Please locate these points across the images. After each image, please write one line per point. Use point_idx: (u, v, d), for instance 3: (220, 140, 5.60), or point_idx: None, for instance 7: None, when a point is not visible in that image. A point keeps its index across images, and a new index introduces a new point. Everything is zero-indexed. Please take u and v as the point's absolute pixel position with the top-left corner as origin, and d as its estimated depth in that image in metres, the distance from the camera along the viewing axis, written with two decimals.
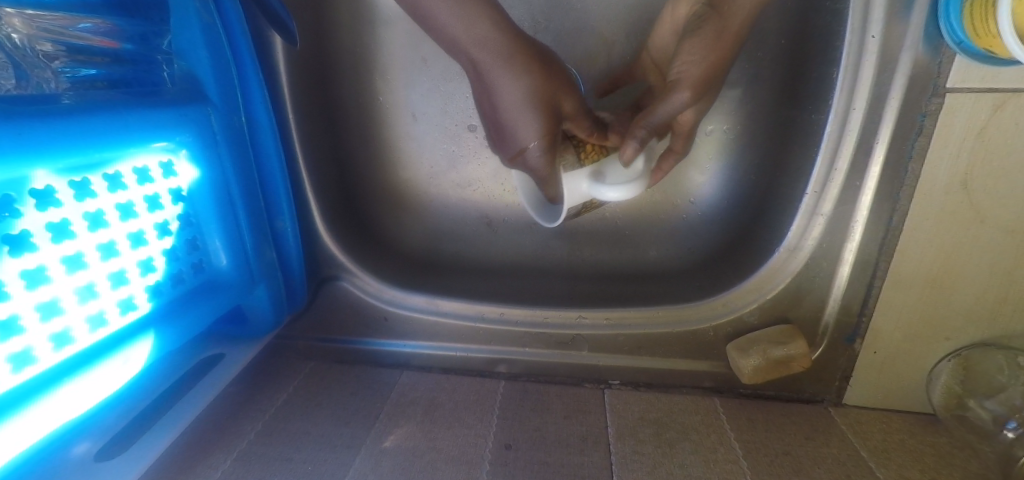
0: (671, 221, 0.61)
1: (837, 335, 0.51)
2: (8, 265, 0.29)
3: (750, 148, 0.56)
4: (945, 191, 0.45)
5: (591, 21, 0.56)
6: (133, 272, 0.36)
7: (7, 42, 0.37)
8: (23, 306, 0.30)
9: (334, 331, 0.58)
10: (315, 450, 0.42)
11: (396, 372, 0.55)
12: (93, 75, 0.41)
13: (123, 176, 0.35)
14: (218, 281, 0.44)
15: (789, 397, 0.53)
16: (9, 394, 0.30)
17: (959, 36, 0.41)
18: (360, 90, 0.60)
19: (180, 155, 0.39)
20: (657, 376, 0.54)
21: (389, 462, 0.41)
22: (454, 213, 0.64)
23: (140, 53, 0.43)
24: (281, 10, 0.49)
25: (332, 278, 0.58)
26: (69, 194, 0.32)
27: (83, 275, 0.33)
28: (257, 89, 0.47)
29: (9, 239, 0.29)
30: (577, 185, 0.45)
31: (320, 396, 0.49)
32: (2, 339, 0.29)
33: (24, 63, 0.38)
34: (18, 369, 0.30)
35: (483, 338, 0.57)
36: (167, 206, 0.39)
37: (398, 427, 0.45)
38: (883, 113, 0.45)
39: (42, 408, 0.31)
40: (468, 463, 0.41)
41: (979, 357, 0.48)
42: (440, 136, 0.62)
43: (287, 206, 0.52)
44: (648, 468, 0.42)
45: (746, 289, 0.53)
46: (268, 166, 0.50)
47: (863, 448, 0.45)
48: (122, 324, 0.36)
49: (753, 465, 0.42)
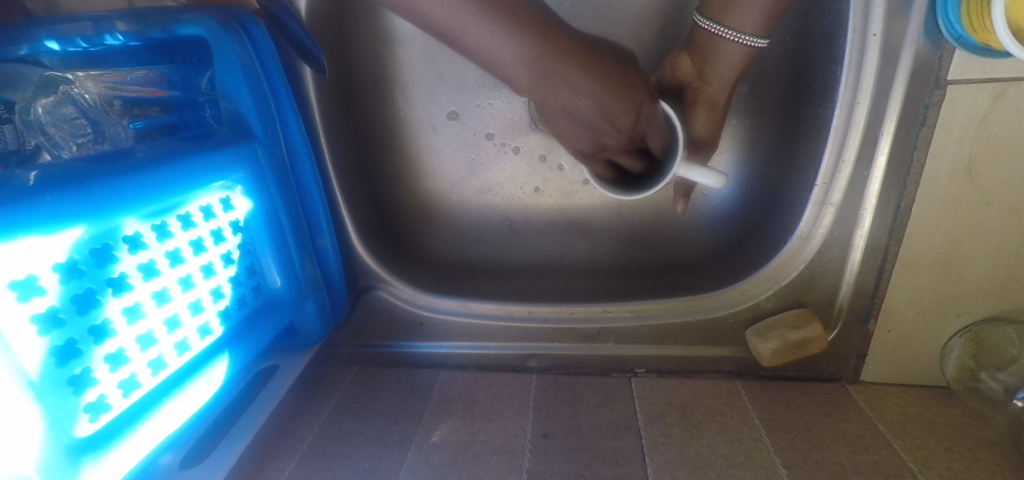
0: (686, 214, 0.64)
1: (852, 315, 0.54)
2: (111, 304, 0.33)
3: (761, 142, 0.59)
4: (950, 177, 0.48)
5: (599, 28, 0.60)
6: (207, 300, 0.40)
7: (81, 100, 0.43)
8: (126, 339, 0.34)
9: (374, 336, 0.62)
10: (371, 448, 0.46)
11: (434, 372, 0.58)
12: (145, 126, 0.44)
13: (192, 215, 0.39)
14: (274, 301, 0.48)
15: (809, 377, 0.56)
16: (122, 415, 0.35)
17: (958, 32, 0.43)
18: (383, 108, 0.63)
19: (236, 190, 0.42)
20: (680, 363, 0.57)
21: (439, 455, 0.45)
22: (477, 218, 0.67)
23: (186, 98, 0.46)
24: (302, 33, 0.52)
25: (369, 287, 0.62)
26: (152, 236, 0.36)
27: (169, 307, 0.37)
28: (293, 118, 0.50)
29: (111, 281, 0.33)
30: (677, 167, 0.45)
31: (369, 398, 0.53)
32: (113, 369, 0.34)
33: (96, 118, 0.43)
34: (127, 393, 0.35)
35: (513, 336, 0.60)
36: (229, 237, 0.42)
37: (443, 422, 0.49)
38: (887, 106, 0.47)
39: (147, 428, 0.36)
40: (511, 452, 0.45)
41: (990, 332, 0.50)
42: (461, 145, 0.65)
43: (326, 224, 0.56)
44: (677, 449, 0.45)
45: (762, 277, 0.56)
46: (308, 190, 0.53)
47: (880, 422, 0.48)
48: (202, 346, 0.40)
49: (776, 443, 0.45)
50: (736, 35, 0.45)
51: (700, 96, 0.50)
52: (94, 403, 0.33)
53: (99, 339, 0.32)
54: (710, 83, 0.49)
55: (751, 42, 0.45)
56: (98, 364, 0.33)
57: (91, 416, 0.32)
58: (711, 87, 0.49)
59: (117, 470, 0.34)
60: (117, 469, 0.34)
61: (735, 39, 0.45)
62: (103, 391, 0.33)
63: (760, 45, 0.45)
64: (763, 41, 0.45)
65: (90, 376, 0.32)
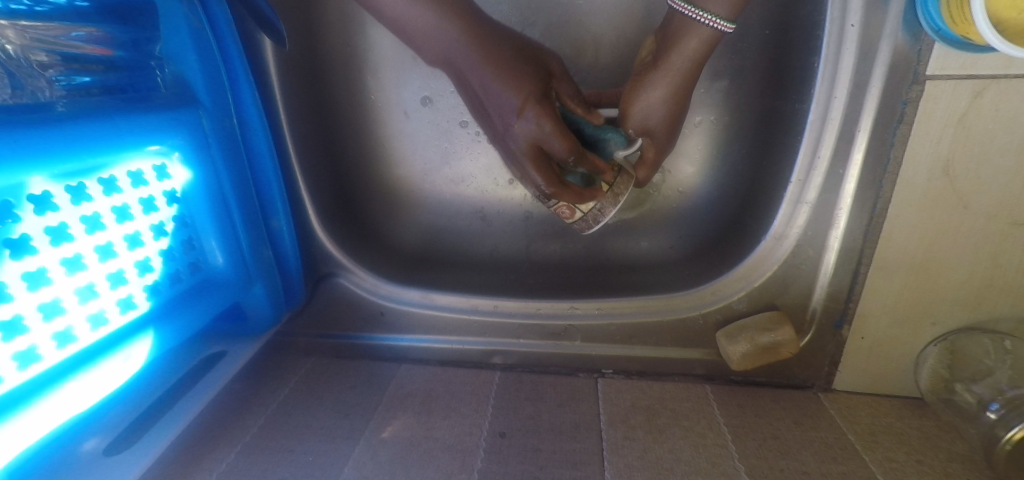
0: (662, 211, 0.62)
1: (825, 321, 0.52)
2: (9, 267, 0.31)
3: (739, 139, 0.57)
4: (928, 177, 0.46)
5: (575, 14, 0.58)
6: (131, 272, 0.38)
7: (0, 53, 0.38)
8: (26, 306, 0.32)
9: (333, 327, 0.59)
10: (317, 441, 0.43)
11: (394, 365, 0.56)
12: (87, 83, 0.41)
13: (118, 180, 0.37)
14: (215, 280, 0.45)
15: (780, 384, 0.54)
16: (18, 389, 0.32)
17: (937, 24, 0.41)
18: (350, 89, 0.61)
19: (173, 158, 0.40)
20: (648, 364, 0.55)
21: (387, 452, 0.43)
22: (447, 209, 0.65)
23: (134, 59, 0.43)
24: (268, 9, 0.49)
25: (330, 275, 0.60)
26: (65, 199, 0.33)
27: (82, 276, 0.35)
28: (247, 89, 0.48)
29: (10, 243, 0.31)
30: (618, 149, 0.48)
31: (321, 389, 0.50)
32: (7, 338, 0.31)
33: (18, 73, 0.38)
34: (24, 367, 0.32)
35: (478, 330, 0.58)
36: (162, 208, 0.40)
37: (396, 418, 0.47)
38: (865, 101, 0.46)
39: (45, 406, 0.33)
40: (464, 451, 0.43)
41: (965, 341, 0.49)
42: (432, 131, 0.63)
43: (282, 205, 0.53)
44: (639, 453, 0.43)
45: (735, 277, 0.54)
46: (261, 165, 0.50)
47: (850, 431, 0.46)
48: (123, 322, 0.38)
49: (741, 450, 0.43)
50: (708, 18, 0.42)
51: (646, 76, 0.46)
52: None
53: None
54: (661, 67, 0.45)
55: (721, 27, 0.42)
56: None
57: None
58: (663, 69, 0.45)
59: (16, 443, 0.32)
60: (18, 440, 0.32)
61: (701, 19, 0.42)
62: None
63: (724, 28, 0.43)
64: (729, 25, 0.42)
65: None
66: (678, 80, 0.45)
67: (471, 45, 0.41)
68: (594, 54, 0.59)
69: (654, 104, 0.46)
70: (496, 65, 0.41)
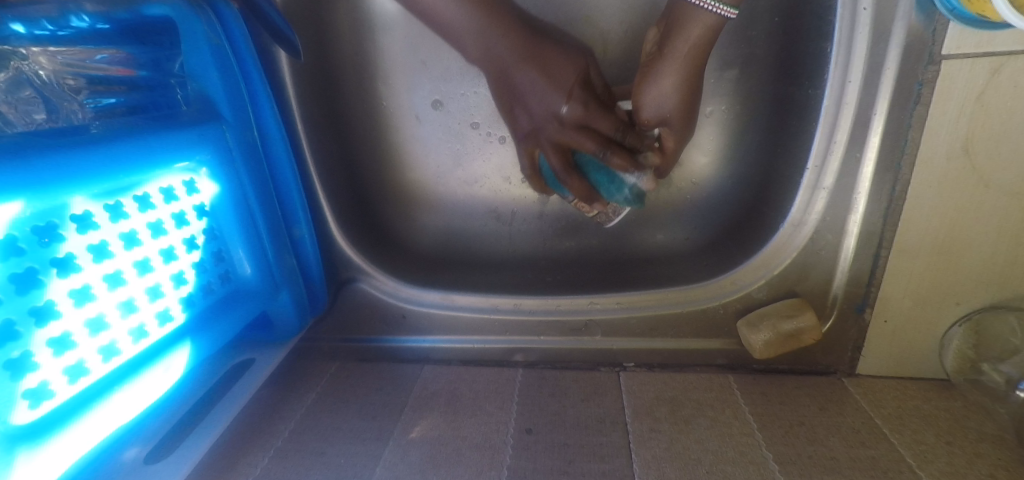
0: (677, 203, 0.62)
1: (847, 305, 0.52)
2: (56, 285, 0.32)
3: (752, 128, 0.57)
4: (947, 157, 0.46)
5: (583, 11, 0.58)
6: (167, 285, 0.39)
7: (35, 79, 0.41)
8: (73, 323, 0.33)
9: (356, 331, 0.60)
10: (348, 444, 0.44)
11: (418, 367, 0.57)
12: (113, 104, 0.43)
13: (151, 196, 0.38)
14: (244, 290, 0.46)
15: (803, 371, 0.54)
16: (69, 402, 0.33)
17: (952, 3, 0.41)
18: (363, 97, 0.61)
19: (201, 173, 0.41)
20: (670, 356, 0.55)
21: (417, 452, 0.43)
22: (462, 210, 0.65)
23: (155, 79, 0.45)
24: (278, 18, 0.50)
25: (350, 280, 0.60)
26: (104, 217, 0.35)
27: (123, 291, 0.36)
28: (266, 101, 0.49)
29: (56, 262, 0.32)
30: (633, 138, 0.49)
31: (347, 393, 0.51)
32: (58, 354, 0.32)
33: (52, 97, 0.41)
34: (74, 380, 0.33)
35: (498, 329, 0.58)
36: (193, 222, 0.41)
37: (423, 418, 0.47)
38: (880, 84, 0.45)
39: (94, 416, 0.34)
40: (491, 449, 0.44)
41: (991, 320, 0.48)
42: (445, 134, 0.63)
43: (303, 213, 0.54)
44: (665, 444, 0.43)
45: (754, 265, 0.54)
46: (282, 176, 0.51)
47: (877, 415, 0.46)
48: (161, 334, 0.39)
49: (767, 437, 0.43)
50: (713, 4, 0.42)
51: (654, 66, 0.47)
52: (35, 390, 0.31)
53: (41, 321, 0.31)
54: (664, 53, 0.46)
55: (726, 13, 0.43)
56: (40, 349, 0.31)
57: (32, 403, 0.31)
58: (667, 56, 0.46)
59: (70, 455, 0.33)
60: (71, 451, 0.33)
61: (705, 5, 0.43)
62: (46, 377, 0.32)
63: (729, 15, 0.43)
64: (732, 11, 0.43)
65: (31, 361, 0.31)
66: (686, 67, 0.46)
67: (495, 36, 0.49)
68: (603, 50, 0.59)
69: (665, 92, 0.47)
70: (534, 59, 0.49)
